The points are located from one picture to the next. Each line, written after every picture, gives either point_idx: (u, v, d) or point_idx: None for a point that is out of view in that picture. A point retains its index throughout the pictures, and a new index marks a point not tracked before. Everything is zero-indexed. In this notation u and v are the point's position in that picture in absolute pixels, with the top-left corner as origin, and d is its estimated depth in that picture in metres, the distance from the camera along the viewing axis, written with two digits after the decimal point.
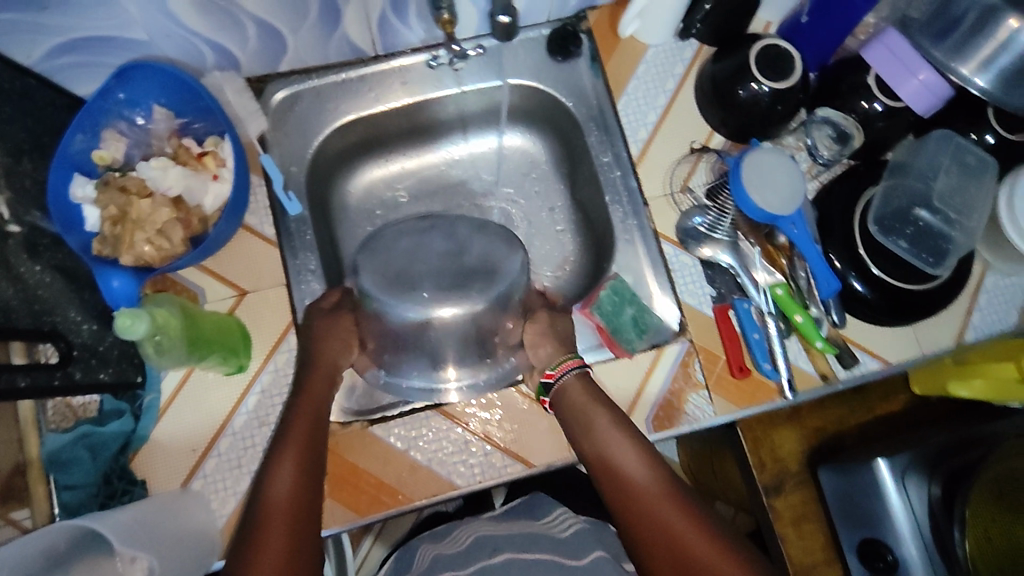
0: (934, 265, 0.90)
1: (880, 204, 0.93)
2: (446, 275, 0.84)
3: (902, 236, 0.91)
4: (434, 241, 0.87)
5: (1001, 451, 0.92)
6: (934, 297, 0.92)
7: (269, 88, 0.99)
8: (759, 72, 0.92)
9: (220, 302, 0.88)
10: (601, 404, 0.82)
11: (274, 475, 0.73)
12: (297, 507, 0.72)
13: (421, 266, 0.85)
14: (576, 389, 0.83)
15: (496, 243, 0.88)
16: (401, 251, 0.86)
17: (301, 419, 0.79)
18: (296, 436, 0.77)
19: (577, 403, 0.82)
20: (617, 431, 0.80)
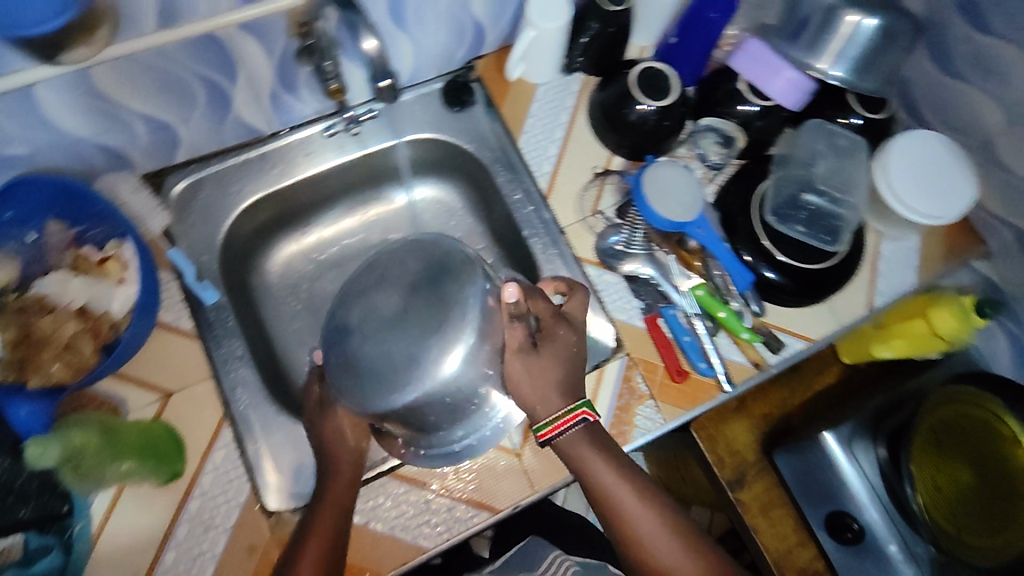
0: (833, 242, 0.98)
1: (775, 195, 1.00)
2: (409, 325, 0.71)
3: (799, 221, 0.98)
4: (384, 300, 0.72)
5: (929, 403, 0.96)
6: (839, 270, 0.98)
7: (168, 181, 0.97)
8: (641, 93, 0.97)
9: (145, 409, 0.84)
10: (601, 451, 0.80)
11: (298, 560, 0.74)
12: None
13: (384, 336, 0.70)
14: (580, 443, 0.80)
15: (448, 279, 0.73)
16: (358, 329, 0.71)
17: (322, 503, 0.78)
18: (323, 520, 0.76)
19: (579, 456, 0.80)
20: (619, 477, 0.80)
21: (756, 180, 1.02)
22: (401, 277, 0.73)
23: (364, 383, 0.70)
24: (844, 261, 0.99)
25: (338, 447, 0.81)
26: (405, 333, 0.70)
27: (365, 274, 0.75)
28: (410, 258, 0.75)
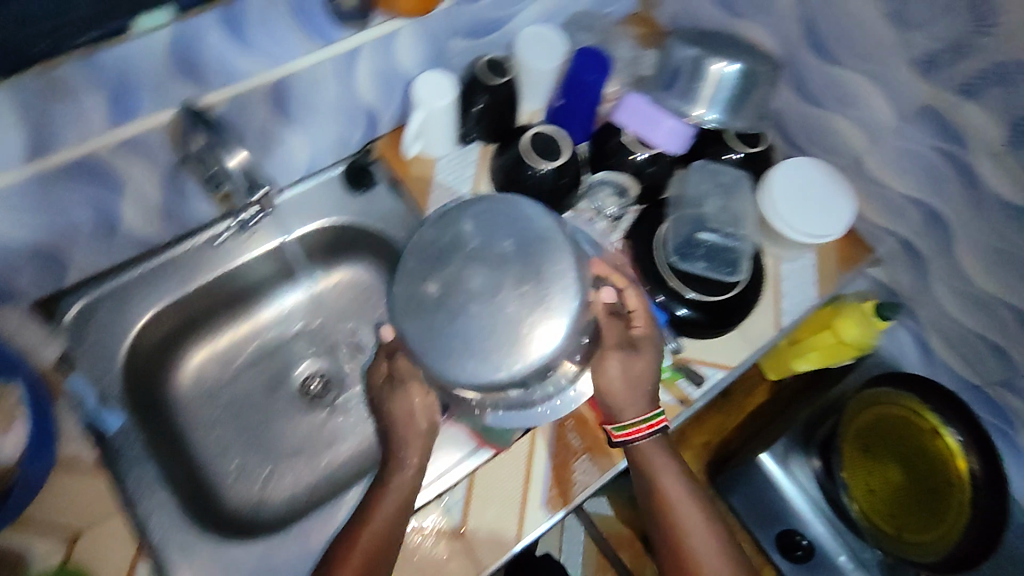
0: (734, 272, 1.01)
1: (671, 233, 1.04)
2: (507, 287, 0.69)
3: (697, 260, 1.02)
4: (474, 276, 0.70)
5: (851, 410, 1.00)
6: (744, 292, 1.02)
7: (60, 307, 0.93)
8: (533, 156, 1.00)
9: (49, 557, 0.79)
10: (673, 463, 0.86)
11: (343, 554, 0.77)
12: (387, 544, 0.77)
13: (477, 314, 0.68)
14: (658, 455, 0.86)
15: (549, 253, 0.70)
16: (444, 310, 0.69)
17: (383, 496, 0.79)
18: (377, 517, 0.78)
19: (654, 465, 0.85)
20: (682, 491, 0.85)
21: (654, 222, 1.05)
22: (498, 250, 0.71)
23: (472, 354, 0.67)
24: (753, 282, 1.03)
25: (409, 428, 0.82)
26: (518, 307, 0.68)
27: (443, 248, 0.72)
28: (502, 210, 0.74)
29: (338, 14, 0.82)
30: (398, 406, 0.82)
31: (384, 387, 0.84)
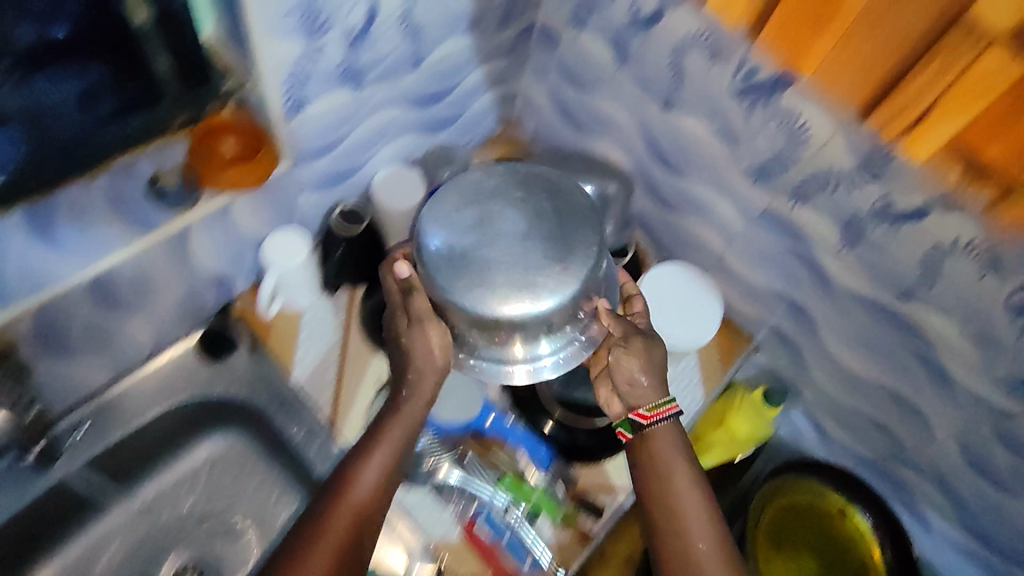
0: (780, 306, 0.90)
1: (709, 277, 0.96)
2: (517, 257, 0.61)
3: (727, 293, 0.96)
4: (508, 220, 0.63)
5: (761, 500, 0.95)
6: (800, 335, 0.91)
7: None
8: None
9: None
10: (684, 458, 0.67)
11: (362, 460, 0.66)
12: (368, 514, 0.64)
13: (502, 253, 0.61)
14: (666, 441, 0.67)
15: (578, 233, 0.63)
16: (468, 239, 0.62)
17: (395, 429, 0.67)
18: (390, 433, 0.68)
19: (659, 456, 0.67)
20: (691, 480, 0.66)
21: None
22: (534, 205, 0.65)
23: (478, 278, 0.60)
24: (807, 326, 0.89)
25: (420, 358, 0.67)
26: (512, 248, 0.61)
27: (500, 186, 0.66)
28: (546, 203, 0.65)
29: (351, 152, 0.79)
30: (412, 343, 0.67)
31: (400, 312, 0.69)
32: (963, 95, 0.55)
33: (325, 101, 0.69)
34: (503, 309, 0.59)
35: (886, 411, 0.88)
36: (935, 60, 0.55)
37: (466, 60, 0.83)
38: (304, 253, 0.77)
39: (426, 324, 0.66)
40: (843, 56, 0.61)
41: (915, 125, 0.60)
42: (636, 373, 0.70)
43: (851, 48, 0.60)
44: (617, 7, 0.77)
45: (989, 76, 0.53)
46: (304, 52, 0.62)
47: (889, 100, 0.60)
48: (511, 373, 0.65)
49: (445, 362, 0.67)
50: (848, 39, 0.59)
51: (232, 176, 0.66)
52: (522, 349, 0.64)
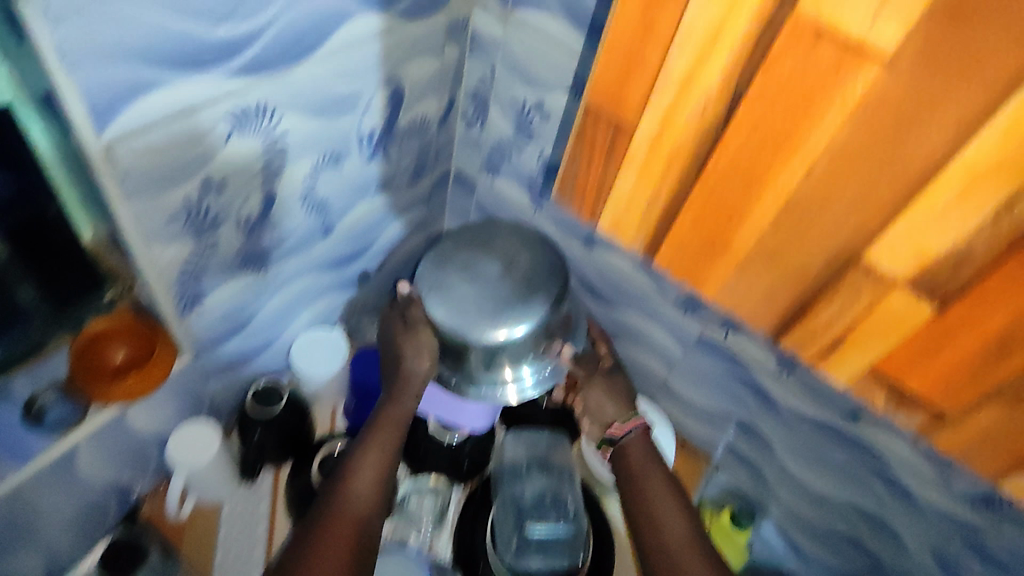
0: (730, 424, 0.88)
1: (659, 400, 0.94)
2: (496, 291, 0.68)
3: (679, 415, 0.93)
4: (488, 265, 0.70)
5: None
6: (756, 452, 0.88)
7: None
8: (433, 421, 0.80)
9: None
10: (658, 467, 0.74)
11: (360, 463, 0.68)
12: (370, 519, 0.65)
13: (481, 289, 0.68)
14: (640, 451, 0.75)
15: (552, 283, 0.70)
16: (451, 273, 0.70)
17: (384, 432, 0.71)
18: (383, 432, 0.71)
19: (635, 465, 0.73)
20: (665, 480, 0.72)
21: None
22: (512, 256, 0.72)
23: (463, 305, 0.68)
24: (761, 442, 0.86)
25: (405, 368, 0.72)
26: (492, 286, 0.69)
27: (471, 253, 0.72)
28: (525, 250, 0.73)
29: (261, 325, 0.75)
30: (405, 347, 0.72)
31: (398, 326, 0.73)
32: (872, 350, 0.44)
33: (224, 290, 0.65)
34: (493, 333, 0.66)
35: (856, 526, 0.83)
36: (838, 313, 0.44)
37: (382, 217, 0.81)
38: (213, 450, 0.71)
39: (421, 332, 0.70)
40: (734, 299, 0.49)
41: (836, 365, 0.47)
42: (605, 399, 0.77)
43: (741, 291, 0.48)
44: (526, 158, 0.77)
45: (903, 335, 0.42)
46: (193, 252, 0.58)
47: (798, 343, 0.48)
48: (502, 392, 0.70)
49: (427, 373, 0.71)
50: (745, 271, 0.47)
51: (130, 384, 0.60)
52: (511, 370, 0.69)
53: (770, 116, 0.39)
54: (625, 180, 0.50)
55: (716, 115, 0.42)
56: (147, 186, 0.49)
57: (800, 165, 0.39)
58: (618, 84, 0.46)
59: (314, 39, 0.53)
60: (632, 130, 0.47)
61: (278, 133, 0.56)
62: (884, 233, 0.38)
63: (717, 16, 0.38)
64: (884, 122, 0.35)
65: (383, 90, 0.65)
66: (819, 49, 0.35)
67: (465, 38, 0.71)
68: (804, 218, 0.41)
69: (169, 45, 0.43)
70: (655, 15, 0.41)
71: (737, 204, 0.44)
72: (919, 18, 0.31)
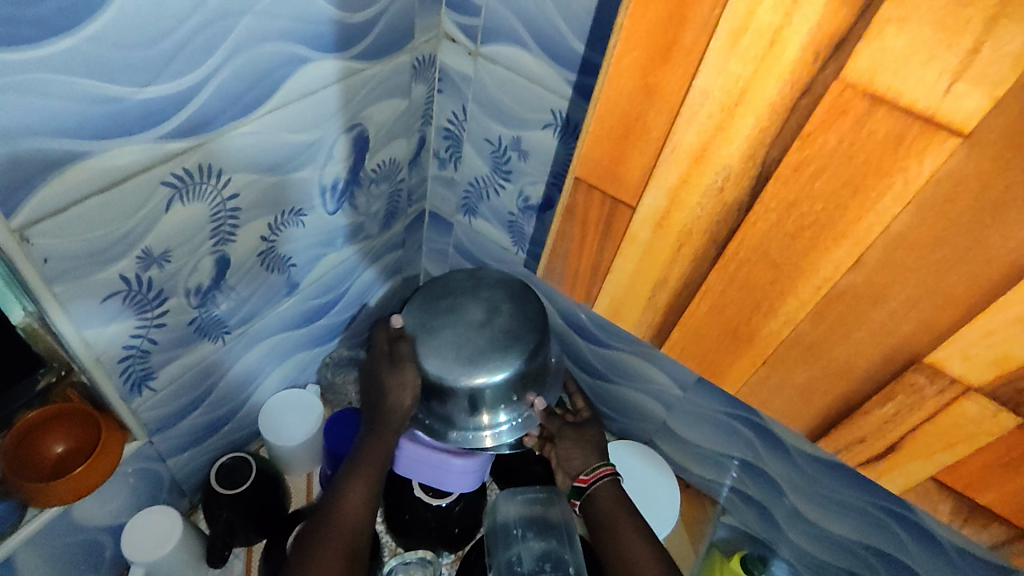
0: (732, 464, 0.82)
1: (658, 442, 0.88)
2: (480, 334, 0.64)
3: (681, 458, 0.87)
4: (473, 309, 0.66)
5: None
6: (762, 493, 0.81)
7: None
8: (418, 486, 0.72)
9: None
10: (631, 513, 0.65)
11: (346, 488, 0.62)
12: (360, 541, 0.61)
13: (462, 333, 0.64)
14: (608, 499, 0.66)
15: (535, 335, 0.65)
16: (433, 315, 0.66)
17: (371, 457, 0.64)
18: (369, 460, 0.64)
19: (603, 516, 0.64)
20: (639, 530, 0.63)
21: (626, 435, 0.91)
22: (494, 298, 0.67)
23: (444, 344, 0.63)
24: (766, 483, 0.79)
25: (389, 398, 0.64)
26: (473, 334, 0.64)
27: (450, 299, 0.67)
28: (508, 293, 0.68)
29: (228, 392, 0.68)
30: (387, 377, 0.64)
31: (383, 362, 0.65)
32: (931, 456, 0.34)
33: (179, 363, 0.58)
34: (472, 379, 0.62)
35: (876, 571, 0.75)
36: (888, 418, 0.34)
37: (354, 266, 0.75)
38: (172, 541, 0.63)
39: (405, 369, 0.63)
40: (760, 397, 0.38)
41: (884, 469, 0.36)
42: (573, 449, 0.70)
43: (770, 389, 0.37)
44: (505, 198, 0.72)
45: (970, 445, 0.32)
46: (138, 329, 0.52)
47: (839, 446, 0.37)
48: (478, 438, 0.65)
49: (408, 409, 0.64)
50: (776, 368, 0.36)
51: (74, 480, 0.52)
52: (489, 416, 0.65)
53: (811, 201, 0.29)
54: (625, 263, 0.38)
55: (738, 198, 0.31)
56: (74, 265, 0.43)
57: (848, 254, 0.30)
58: (613, 157, 0.35)
59: (262, 92, 0.48)
60: (632, 208, 0.36)
61: (226, 196, 0.51)
62: (952, 337, 0.29)
63: (739, 81, 0.28)
64: (962, 212, 0.26)
65: (346, 136, 0.60)
66: (872, 124, 0.26)
67: (432, 75, 0.66)
68: (852, 315, 0.31)
69: (87, 113, 0.38)
70: (657, 77, 0.31)
71: (766, 294, 0.33)
72: (1010, 90, 0.23)
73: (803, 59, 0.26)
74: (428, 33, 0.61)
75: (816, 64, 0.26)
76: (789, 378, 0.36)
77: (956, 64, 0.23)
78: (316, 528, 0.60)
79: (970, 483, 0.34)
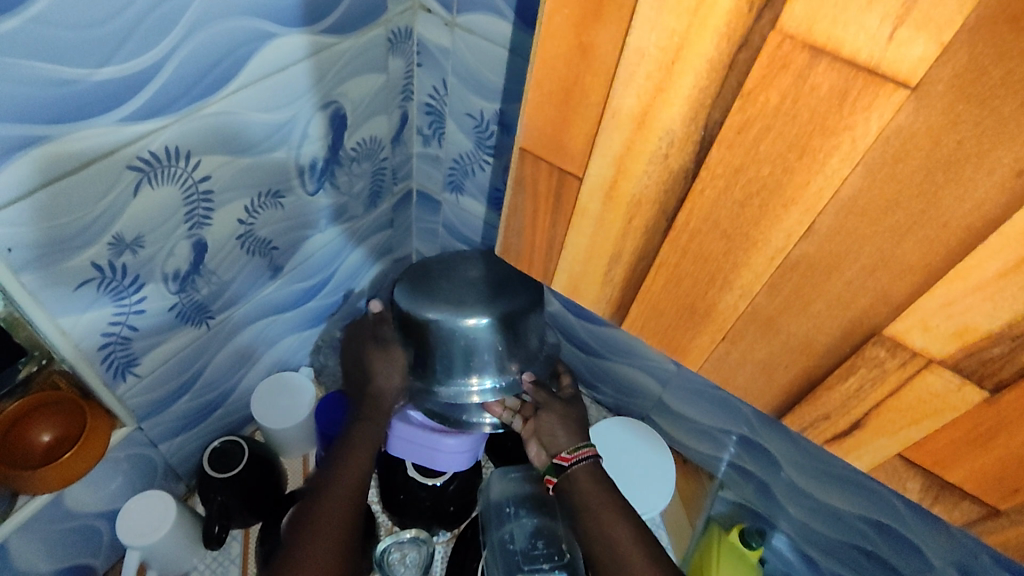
0: (730, 440, 0.81)
1: (654, 418, 0.88)
2: (478, 284, 0.66)
3: (676, 432, 0.87)
4: (469, 268, 0.68)
5: None
6: (759, 467, 0.80)
7: None
8: (411, 465, 0.72)
9: None
10: (613, 499, 0.63)
11: (344, 456, 0.65)
12: (359, 503, 0.63)
13: (459, 287, 0.66)
14: (591, 481, 0.64)
15: (525, 305, 0.67)
16: (431, 271, 0.68)
17: (364, 429, 0.67)
18: (363, 432, 0.67)
19: (586, 501, 0.62)
20: (619, 512, 0.62)
21: (623, 411, 0.91)
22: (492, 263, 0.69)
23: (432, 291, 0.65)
24: (764, 457, 0.78)
25: (381, 377, 0.68)
26: (470, 298, 0.65)
27: (434, 278, 0.66)
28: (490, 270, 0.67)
29: (214, 377, 0.68)
30: (376, 359, 0.69)
31: (370, 345, 0.70)
32: (898, 433, 0.32)
33: (164, 347, 0.58)
34: (468, 324, 0.63)
35: (875, 543, 0.72)
36: (852, 393, 0.32)
37: (341, 248, 0.75)
38: (167, 524, 0.63)
39: (391, 351, 0.68)
40: (722, 374, 0.37)
41: (851, 447, 0.35)
42: (559, 427, 0.69)
43: (731, 365, 0.36)
44: (488, 174, 0.70)
45: (936, 421, 0.31)
46: (116, 316, 0.51)
47: (804, 423, 0.36)
48: (467, 394, 0.65)
49: (399, 389, 0.68)
50: (736, 343, 0.35)
51: (60, 467, 0.52)
52: (481, 376, 0.65)
53: (758, 165, 0.27)
54: (579, 236, 0.37)
55: (684, 163, 0.30)
56: (43, 252, 0.43)
57: (799, 220, 0.28)
58: (556, 125, 0.33)
59: (228, 70, 0.47)
60: (579, 178, 0.34)
61: (197, 178, 0.50)
62: (909, 308, 0.28)
63: (675, 36, 0.26)
64: (912, 172, 0.24)
65: (321, 114, 0.58)
66: (815, 79, 0.24)
67: (410, 49, 0.64)
68: (808, 286, 0.30)
69: (41, 96, 0.37)
70: (590, 36, 0.29)
71: (720, 266, 0.32)
72: (957, 34, 0.21)
73: (736, 10, 0.24)
74: (402, 4, 0.59)
75: (751, 11, 0.24)
76: (751, 353, 0.35)
77: (898, 8, 0.21)
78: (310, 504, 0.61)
79: (938, 461, 0.32)
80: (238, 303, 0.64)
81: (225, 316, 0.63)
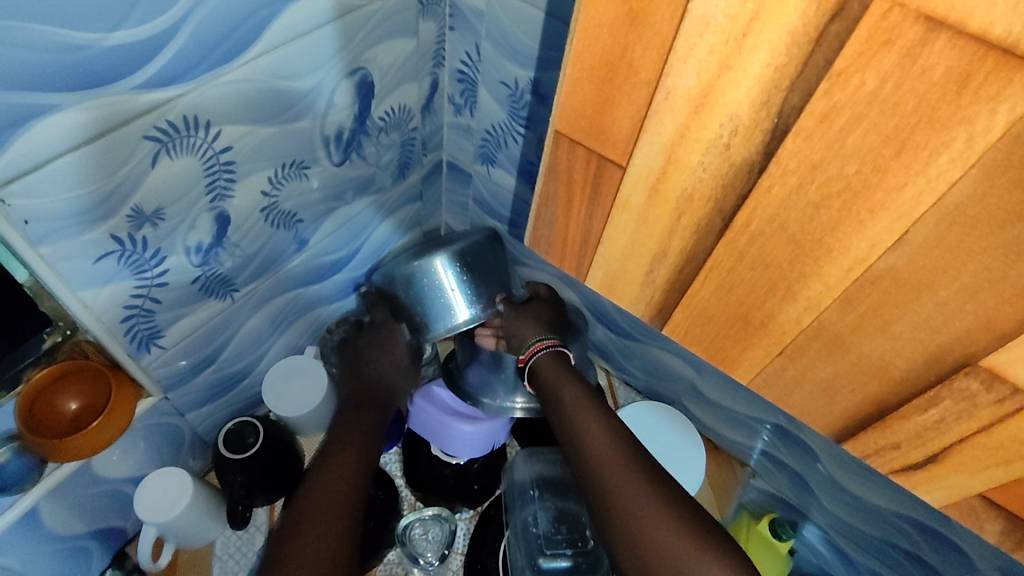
0: (764, 428, 0.77)
1: (686, 404, 0.86)
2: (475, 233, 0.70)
3: (708, 419, 0.84)
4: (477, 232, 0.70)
5: None
6: (795, 460, 0.76)
7: None
8: (436, 447, 0.72)
9: None
10: (574, 378, 0.56)
11: (346, 413, 0.59)
12: (371, 450, 0.56)
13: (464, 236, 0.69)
14: (552, 366, 0.58)
15: (494, 260, 0.68)
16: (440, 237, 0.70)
17: (365, 390, 0.62)
18: (373, 399, 0.62)
19: (546, 384, 0.56)
20: (582, 393, 0.54)
21: (654, 396, 0.88)
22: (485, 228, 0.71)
23: (437, 244, 0.68)
24: (802, 450, 0.74)
25: (385, 372, 0.64)
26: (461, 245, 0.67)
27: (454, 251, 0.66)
28: (490, 237, 0.70)
29: (236, 352, 0.67)
30: (380, 358, 0.65)
31: (368, 341, 0.67)
32: (982, 470, 0.29)
33: (188, 321, 0.58)
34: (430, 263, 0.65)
35: (917, 544, 0.67)
36: (930, 424, 0.29)
37: (368, 221, 0.73)
38: (190, 490, 0.64)
39: (398, 338, 0.66)
40: (774, 390, 0.34)
41: (923, 479, 0.32)
42: (525, 327, 0.63)
43: (787, 382, 0.33)
44: (522, 146, 0.67)
45: None
46: (138, 289, 0.51)
47: (868, 450, 0.33)
48: (457, 327, 0.64)
49: (407, 369, 0.66)
50: (795, 359, 0.32)
51: (89, 434, 0.53)
52: (465, 308, 0.64)
53: (841, 162, 0.24)
54: (618, 230, 0.33)
55: (748, 156, 0.26)
56: (59, 226, 0.42)
57: (887, 229, 0.24)
58: (596, 106, 0.30)
59: (249, 34, 0.44)
60: (623, 167, 0.31)
61: (218, 148, 0.48)
62: (1015, 338, 0.24)
63: (749, 2, 0.22)
64: None
65: (348, 81, 0.56)
66: (928, 58, 0.20)
67: (443, 11, 0.60)
68: (889, 304, 0.26)
69: (53, 64, 0.36)
70: (643, 3, 0.25)
71: (783, 276, 0.29)
72: None
73: None
74: None
75: None
76: (806, 369, 0.32)
77: None
78: (303, 483, 0.51)
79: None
80: (263, 275, 0.63)
81: (247, 292, 0.62)
